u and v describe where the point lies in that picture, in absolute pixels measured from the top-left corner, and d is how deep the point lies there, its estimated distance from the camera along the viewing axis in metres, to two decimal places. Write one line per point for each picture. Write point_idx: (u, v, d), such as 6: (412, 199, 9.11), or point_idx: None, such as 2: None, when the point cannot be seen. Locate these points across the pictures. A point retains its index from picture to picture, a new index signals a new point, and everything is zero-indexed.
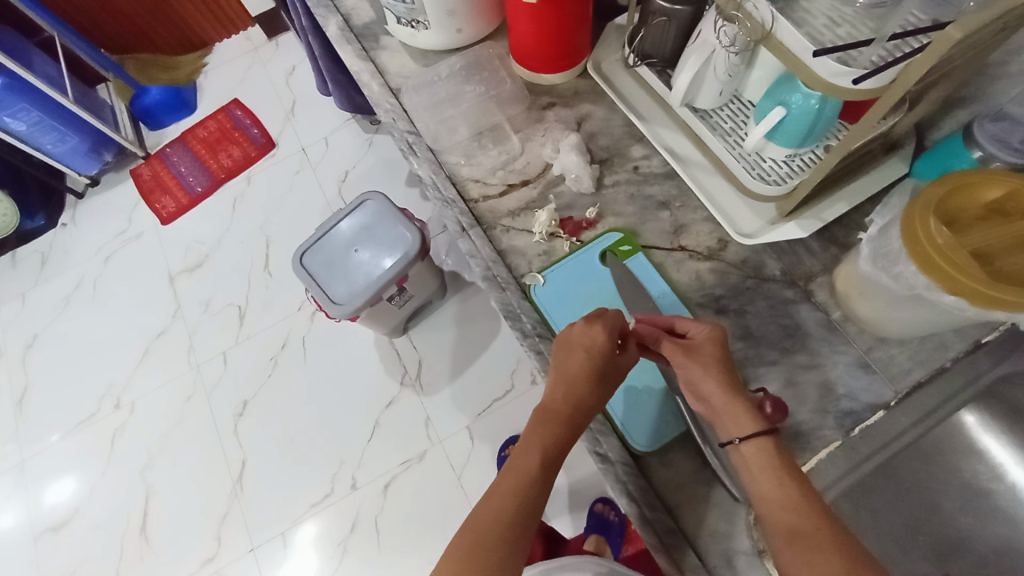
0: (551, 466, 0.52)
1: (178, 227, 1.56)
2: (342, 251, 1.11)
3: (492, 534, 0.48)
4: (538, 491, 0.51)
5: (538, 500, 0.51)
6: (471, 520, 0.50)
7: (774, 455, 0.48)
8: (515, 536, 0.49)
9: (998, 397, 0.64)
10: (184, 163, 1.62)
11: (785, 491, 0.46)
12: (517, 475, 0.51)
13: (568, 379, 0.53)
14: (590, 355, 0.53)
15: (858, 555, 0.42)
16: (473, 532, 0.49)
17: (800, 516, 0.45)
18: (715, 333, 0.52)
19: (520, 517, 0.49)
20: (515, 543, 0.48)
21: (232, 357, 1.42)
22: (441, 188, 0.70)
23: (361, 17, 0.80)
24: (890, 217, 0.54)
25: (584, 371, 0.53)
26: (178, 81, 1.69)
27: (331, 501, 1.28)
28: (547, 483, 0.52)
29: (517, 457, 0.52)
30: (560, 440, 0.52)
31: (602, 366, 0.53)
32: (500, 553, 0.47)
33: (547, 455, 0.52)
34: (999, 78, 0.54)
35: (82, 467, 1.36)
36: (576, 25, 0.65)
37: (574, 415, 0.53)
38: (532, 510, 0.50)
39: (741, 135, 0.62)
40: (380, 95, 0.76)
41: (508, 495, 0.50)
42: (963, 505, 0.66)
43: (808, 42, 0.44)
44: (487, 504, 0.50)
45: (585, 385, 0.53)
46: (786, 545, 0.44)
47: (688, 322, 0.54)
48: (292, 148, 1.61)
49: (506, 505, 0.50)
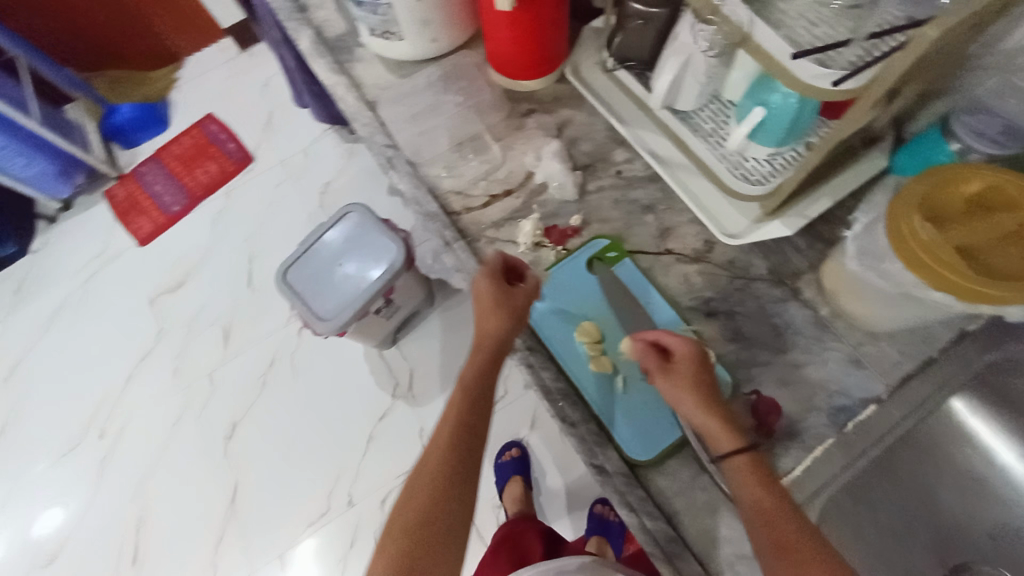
0: (483, 394, 0.57)
1: (156, 246, 1.53)
2: (327, 264, 1.09)
3: (442, 462, 0.53)
4: (476, 424, 0.55)
5: (478, 434, 0.55)
6: (423, 461, 0.54)
7: (756, 462, 0.49)
8: (463, 469, 0.53)
9: (990, 385, 0.64)
10: (160, 181, 1.59)
11: (768, 495, 0.47)
12: (453, 415, 0.55)
13: (479, 321, 0.57)
14: (492, 290, 0.57)
15: (834, 556, 0.44)
16: (422, 476, 0.53)
17: (788, 527, 0.45)
18: (692, 351, 0.53)
19: (468, 446, 0.54)
20: (466, 466, 0.53)
21: (219, 376, 1.39)
22: (423, 201, 0.68)
23: (334, 30, 0.78)
24: (874, 214, 0.54)
25: (489, 305, 0.56)
26: (150, 97, 1.65)
27: (328, 517, 1.26)
28: (485, 407, 0.57)
29: (453, 397, 0.57)
30: (483, 376, 0.57)
31: (502, 295, 0.57)
32: (450, 478, 0.52)
33: (477, 392, 0.56)
34: (974, 71, 0.54)
35: (70, 495, 1.32)
36: (553, 30, 0.64)
37: (491, 345, 0.57)
38: (476, 441, 0.55)
39: (723, 135, 0.61)
40: (357, 108, 0.74)
41: (452, 432, 0.54)
42: (959, 493, 0.66)
43: (787, 45, 0.44)
44: (435, 443, 0.55)
45: (493, 317, 0.56)
46: (775, 560, 0.44)
47: (670, 338, 0.55)
48: (270, 161, 1.58)
49: (450, 435, 0.54)
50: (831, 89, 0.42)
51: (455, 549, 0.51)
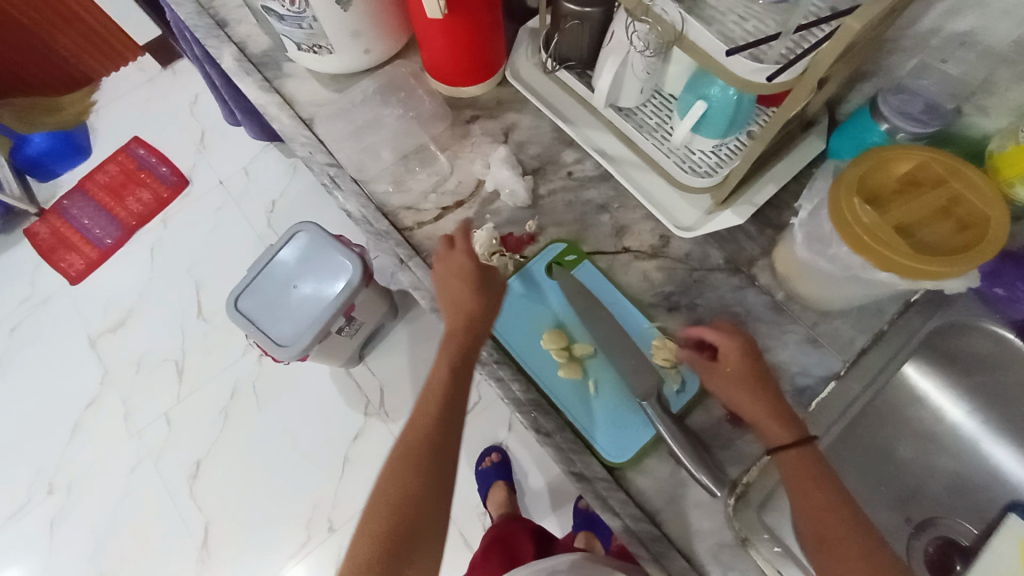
0: (462, 375, 0.57)
1: (90, 284, 1.42)
2: (279, 287, 1.04)
3: (426, 435, 0.56)
4: (448, 424, 0.57)
5: (451, 427, 0.57)
6: (408, 433, 0.57)
7: (812, 460, 0.50)
8: (444, 442, 0.57)
9: (938, 349, 0.67)
10: (87, 214, 1.48)
11: (823, 495, 0.49)
12: (425, 414, 0.57)
13: (455, 303, 0.58)
14: (469, 272, 0.58)
15: (880, 556, 0.47)
16: (401, 457, 0.56)
17: (834, 523, 0.48)
18: (739, 347, 0.54)
19: (449, 421, 0.57)
20: (447, 439, 0.57)
21: (176, 416, 1.31)
22: (372, 220, 0.66)
23: (258, 45, 0.74)
24: (817, 199, 0.55)
25: (467, 289, 0.58)
26: (64, 123, 1.52)
27: (310, 547, 1.22)
28: (465, 385, 0.58)
29: (424, 397, 0.59)
30: (463, 356, 0.57)
31: (479, 279, 0.58)
32: (433, 450, 0.56)
33: (447, 393, 0.57)
34: (896, 53, 0.56)
35: (22, 559, 1.23)
36: (488, 34, 0.62)
37: (471, 326, 0.57)
38: (450, 431, 0.57)
39: (667, 129, 0.62)
40: (292, 127, 0.70)
41: (436, 408, 0.57)
42: (920, 451, 0.68)
43: (720, 41, 0.44)
44: (420, 417, 0.58)
45: (471, 301, 0.57)
46: (818, 551, 0.48)
47: (717, 333, 0.55)
48: (208, 183, 1.49)
49: (433, 409, 0.57)
50: (763, 83, 0.43)
51: (427, 540, 0.54)
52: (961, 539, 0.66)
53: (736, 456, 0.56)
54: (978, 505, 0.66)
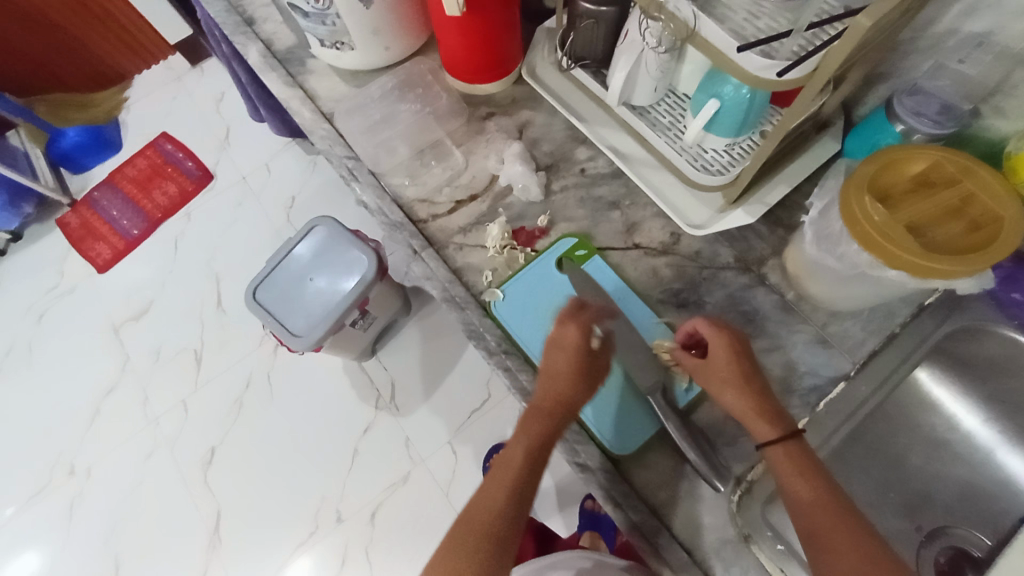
0: (537, 463, 0.53)
1: (116, 273, 1.47)
2: (296, 281, 1.06)
3: (489, 527, 0.51)
4: (516, 513, 0.52)
5: (516, 522, 0.51)
6: (468, 516, 0.52)
7: (799, 454, 0.50)
8: (503, 541, 0.50)
9: (952, 355, 0.66)
10: (115, 206, 1.53)
11: (810, 488, 0.48)
12: (493, 496, 0.52)
13: (552, 377, 0.54)
14: (578, 352, 0.54)
15: (878, 554, 0.45)
16: (456, 543, 0.50)
17: (829, 518, 0.47)
18: (729, 345, 0.53)
19: (514, 515, 0.52)
20: (509, 536, 0.51)
21: (193, 404, 1.35)
22: (388, 212, 0.67)
23: (283, 42, 0.76)
24: (828, 198, 0.55)
25: (569, 368, 0.53)
26: (97, 119, 1.58)
27: (317, 538, 1.24)
28: (536, 475, 0.54)
29: (495, 473, 0.54)
30: (544, 441, 0.53)
31: (586, 361, 0.54)
32: (492, 546, 0.50)
33: (520, 476, 0.53)
34: (911, 54, 0.56)
35: (42, 539, 1.27)
36: (505, 34, 0.64)
37: (560, 410, 0.53)
38: (513, 527, 0.51)
39: (681, 128, 0.62)
40: (313, 121, 0.73)
41: (504, 497, 0.52)
42: (932, 459, 0.67)
43: (732, 38, 0.45)
44: (483, 502, 0.52)
45: (571, 382, 0.53)
46: (814, 548, 0.47)
47: (705, 328, 0.55)
48: (230, 178, 1.54)
49: (498, 496, 0.52)
50: (775, 80, 0.43)
51: None
52: (973, 550, 0.65)
53: (741, 454, 0.56)
54: (990, 516, 0.65)
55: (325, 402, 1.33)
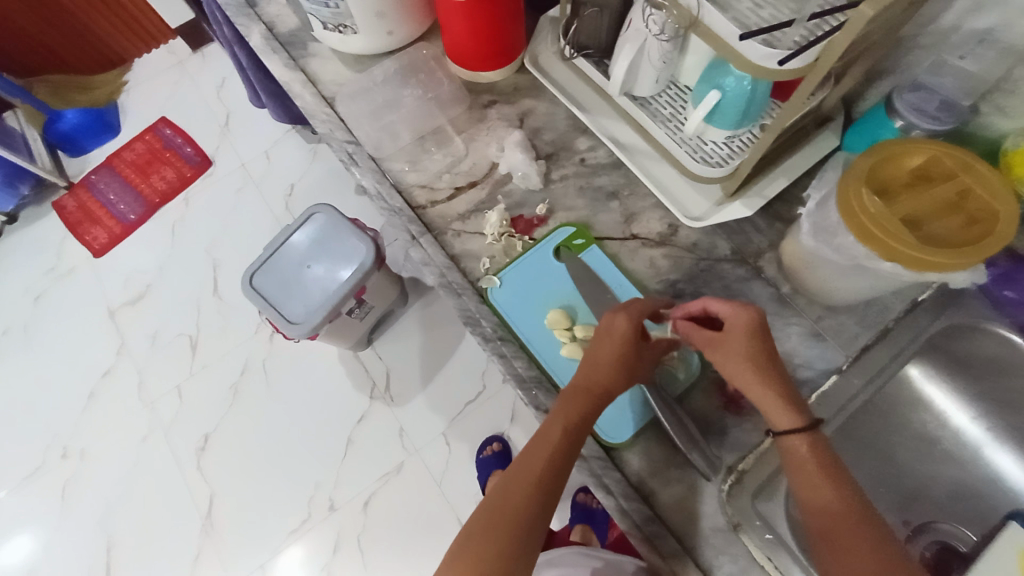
0: (574, 442, 0.51)
1: (113, 257, 1.47)
2: (294, 268, 1.06)
3: (523, 500, 0.50)
4: (544, 504, 0.51)
5: (550, 497, 0.51)
6: (503, 489, 0.51)
7: (820, 452, 0.50)
8: (537, 513, 0.50)
9: (945, 352, 0.67)
10: (113, 190, 1.52)
11: (832, 493, 0.48)
12: (526, 476, 0.51)
13: (594, 365, 0.54)
14: (623, 344, 0.53)
15: (887, 548, 0.45)
16: (490, 515, 0.50)
17: (842, 514, 0.47)
18: (749, 324, 0.52)
19: (548, 490, 0.51)
20: (542, 510, 0.51)
21: (188, 390, 1.34)
22: (387, 197, 0.67)
23: (286, 24, 0.76)
24: (825, 190, 0.56)
25: (613, 360, 0.53)
26: (97, 102, 1.58)
27: (310, 525, 1.24)
28: (573, 453, 0.52)
29: (523, 461, 0.52)
30: (584, 421, 0.52)
31: (631, 355, 0.53)
32: (526, 519, 0.50)
33: (551, 465, 0.51)
34: (913, 51, 0.56)
35: (34, 522, 1.27)
36: (509, 21, 0.64)
37: (600, 397, 0.53)
38: (546, 502, 0.51)
39: (681, 119, 0.62)
40: (314, 105, 0.73)
41: (539, 473, 0.51)
42: (923, 455, 0.67)
43: (734, 27, 0.45)
44: (518, 476, 0.52)
45: (611, 373, 0.53)
46: (823, 544, 0.47)
47: (720, 305, 0.53)
48: (230, 165, 1.53)
49: (534, 471, 0.51)
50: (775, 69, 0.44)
51: None
52: (959, 545, 0.64)
53: (732, 444, 0.56)
54: (979, 513, 0.66)
55: (323, 393, 1.33)
